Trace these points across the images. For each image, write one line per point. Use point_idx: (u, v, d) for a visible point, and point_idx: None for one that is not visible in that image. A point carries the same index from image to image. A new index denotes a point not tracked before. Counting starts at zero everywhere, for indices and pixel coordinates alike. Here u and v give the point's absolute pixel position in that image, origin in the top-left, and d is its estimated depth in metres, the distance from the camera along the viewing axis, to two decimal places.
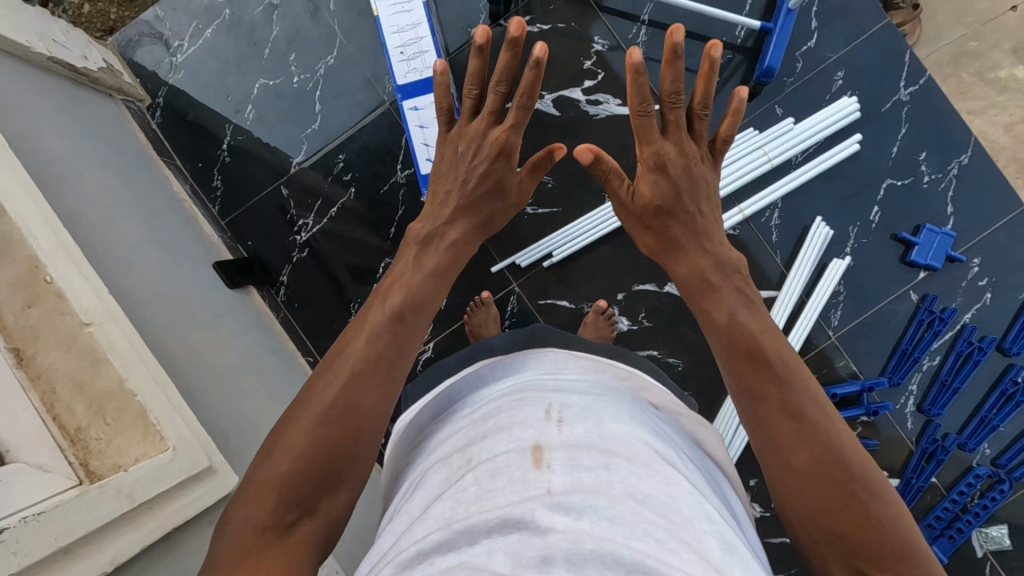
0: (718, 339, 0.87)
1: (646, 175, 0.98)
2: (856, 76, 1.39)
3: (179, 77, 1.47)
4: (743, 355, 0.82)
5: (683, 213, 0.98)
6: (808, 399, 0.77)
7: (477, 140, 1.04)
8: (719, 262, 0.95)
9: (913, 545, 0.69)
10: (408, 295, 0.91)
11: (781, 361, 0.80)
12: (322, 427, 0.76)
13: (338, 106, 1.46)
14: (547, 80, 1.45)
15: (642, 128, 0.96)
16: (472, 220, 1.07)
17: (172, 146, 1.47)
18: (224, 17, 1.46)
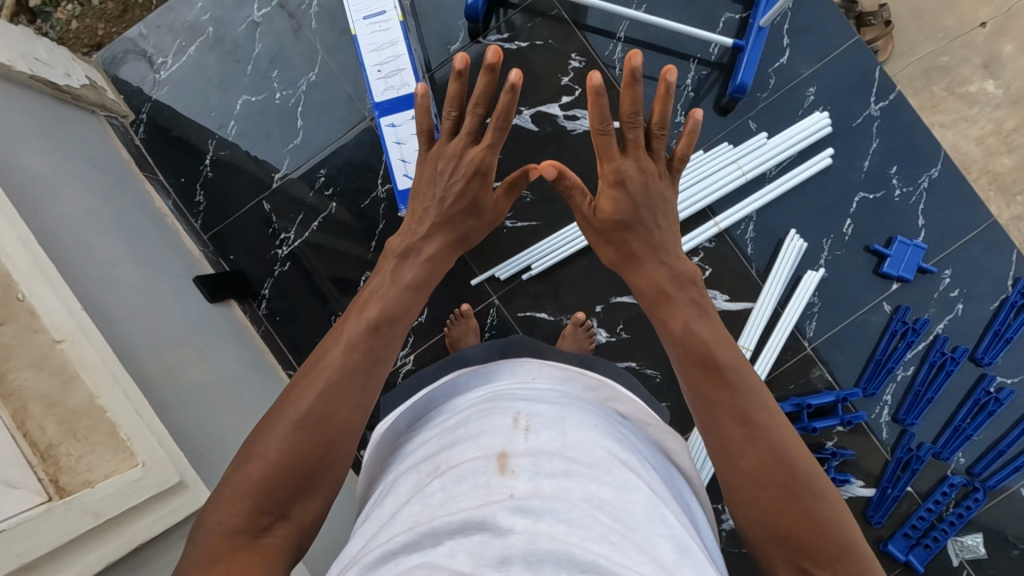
0: (675, 347, 0.90)
1: (606, 191, 1.03)
2: (828, 91, 1.42)
3: (163, 93, 1.49)
4: (699, 363, 0.85)
5: (642, 228, 1.02)
6: (757, 405, 0.80)
7: (454, 160, 1.06)
8: (677, 275, 0.98)
9: (855, 546, 0.71)
10: (385, 307, 0.93)
11: (733, 368, 0.83)
12: (296, 435, 0.77)
13: (320, 121, 1.48)
14: (525, 96, 1.48)
15: (602, 146, 1.00)
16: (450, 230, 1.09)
17: (155, 161, 1.48)
18: (207, 35, 1.48)
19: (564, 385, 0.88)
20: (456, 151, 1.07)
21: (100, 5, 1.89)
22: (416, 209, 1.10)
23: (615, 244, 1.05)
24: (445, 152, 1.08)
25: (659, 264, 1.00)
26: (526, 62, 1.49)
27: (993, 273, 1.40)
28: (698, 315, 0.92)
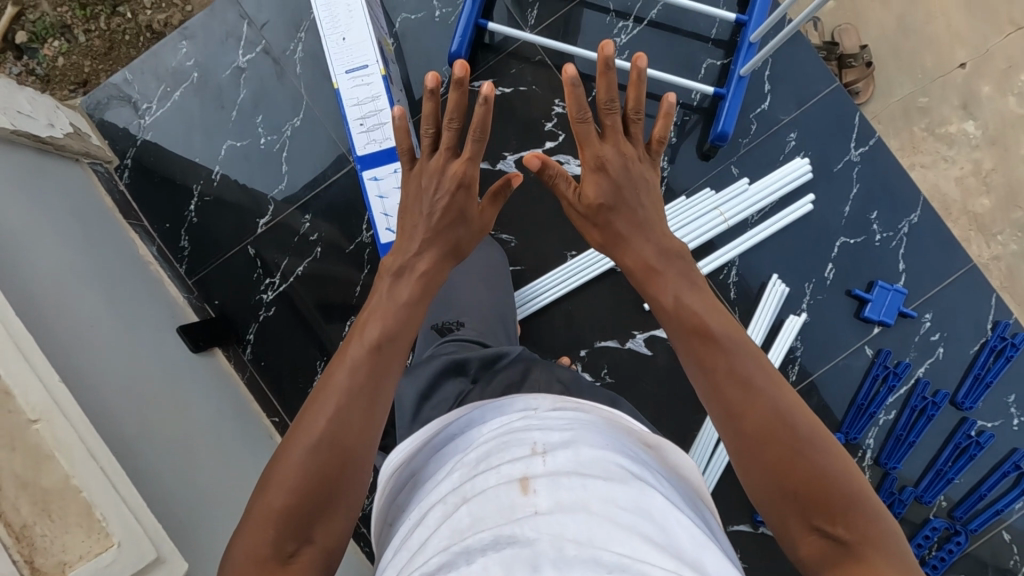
0: (671, 319, 0.88)
1: (590, 177, 1.03)
2: (809, 137, 1.44)
3: (148, 139, 1.49)
4: (694, 334, 0.84)
5: (628, 208, 1.01)
6: (754, 367, 0.79)
7: (437, 176, 1.03)
8: (664, 254, 0.96)
9: (863, 498, 0.71)
10: (388, 319, 0.90)
11: (727, 335, 0.82)
12: (311, 459, 0.76)
13: (305, 165, 1.48)
14: (510, 141, 1.48)
15: (580, 134, 1.02)
16: (446, 241, 1.06)
17: (141, 207, 1.49)
18: (192, 80, 1.49)
19: (586, 407, 0.78)
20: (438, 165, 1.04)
21: (87, 43, 1.89)
22: (412, 211, 1.05)
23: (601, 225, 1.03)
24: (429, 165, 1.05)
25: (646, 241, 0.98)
26: (510, 107, 1.48)
27: (972, 316, 1.42)
28: (690, 290, 0.91)
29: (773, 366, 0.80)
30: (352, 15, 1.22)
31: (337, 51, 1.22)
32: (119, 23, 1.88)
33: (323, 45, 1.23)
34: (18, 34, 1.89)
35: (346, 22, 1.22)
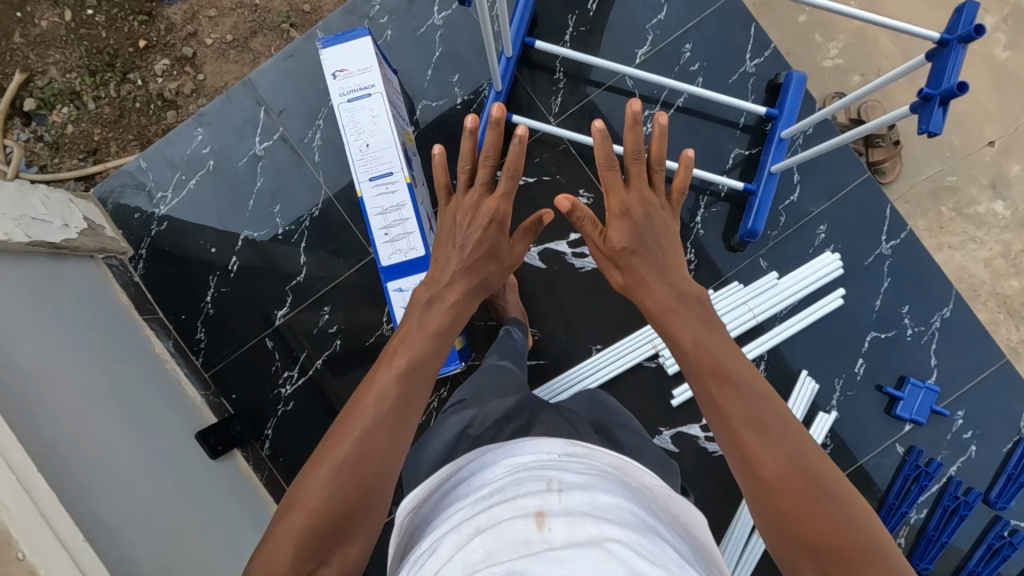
0: (688, 357, 0.88)
1: (614, 221, 1.07)
2: (839, 229, 1.41)
3: (163, 228, 1.46)
4: (710, 376, 0.83)
5: (651, 253, 1.03)
6: (769, 412, 0.77)
7: (472, 209, 1.08)
8: (681, 294, 0.98)
9: (884, 555, 0.66)
10: (419, 347, 0.91)
11: (741, 376, 0.81)
12: (337, 481, 0.74)
13: (324, 255, 1.45)
14: (533, 231, 1.44)
15: (608, 181, 1.09)
16: (475, 275, 1.07)
17: (156, 298, 1.46)
18: (208, 168, 1.45)
19: (596, 452, 0.77)
20: (475, 200, 1.09)
21: (96, 109, 1.85)
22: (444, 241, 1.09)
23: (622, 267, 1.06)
24: (467, 199, 1.10)
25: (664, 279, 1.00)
26: (532, 198, 1.44)
27: (1006, 414, 1.39)
28: (705, 331, 0.91)
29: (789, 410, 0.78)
30: (377, 123, 1.19)
31: (361, 159, 1.19)
32: (129, 90, 1.84)
33: (346, 152, 1.20)
34: (27, 100, 1.84)
35: (371, 130, 1.19)
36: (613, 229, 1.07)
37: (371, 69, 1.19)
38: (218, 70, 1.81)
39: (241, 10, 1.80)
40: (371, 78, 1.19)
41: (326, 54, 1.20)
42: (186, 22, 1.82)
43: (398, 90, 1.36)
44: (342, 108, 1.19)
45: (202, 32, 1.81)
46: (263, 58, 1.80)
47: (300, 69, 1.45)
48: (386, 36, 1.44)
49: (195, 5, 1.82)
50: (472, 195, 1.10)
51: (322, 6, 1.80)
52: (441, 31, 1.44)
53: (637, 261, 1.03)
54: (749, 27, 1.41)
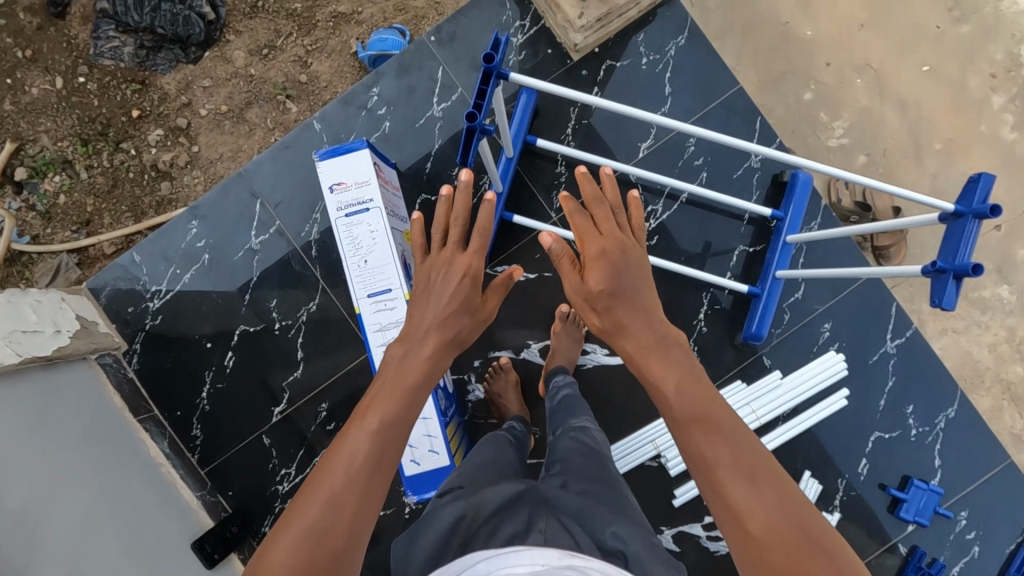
0: (673, 404, 0.83)
1: (592, 252, 0.99)
2: (844, 327, 1.39)
3: (157, 322, 1.44)
4: (693, 424, 0.80)
5: (629, 292, 0.97)
6: (752, 459, 0.75)
7: (447, 267, 0.97)
8: (661, 340, 0.92)
9: None
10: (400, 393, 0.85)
11: (724, 423, 0.78)
12: (303, 546, 0.67)
13: (321, 350, 1.43)
14: (534, 328, 1.42)
15: (576, 219, 1.04)
16: (449, 328, 0.95)
17: (151, 394, 1.44)
18: (202, 262, 1.43)
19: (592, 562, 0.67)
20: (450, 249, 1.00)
21: (89, 179, 1.81)
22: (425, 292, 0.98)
23: (601, 308, 0.97)
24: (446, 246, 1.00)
25: (642, 321, 0.94)
26: (534, 295, 1.42)
27: (1009, 515, 1.38)
28: (685, 375, 0.87)
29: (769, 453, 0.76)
30: (375, 238, 1.17)
31: (359, 274, 1.18)
32: (122, 160, 1.81)
33: (344, 267, 1.18)
34: (17, 169, 1.79)
35: (369, 245, 1.17)
36: (589, 264, 0.99)
37: (370, 183, 1.17)
38: (212, 142, 1.77)
39: (236, 81, 1.77)
40: (370, 191, 1.17)
41: (323, 167, 1.17)
42: (181, 92, 1.78)
43: (396, 189, 1.33)
44: (340, 222, 1.18)
45: (197, 102, 1.78)
46: (258, 130, 1.77)
47: (296, 161, 1.42)
48: (384, 128, 1.42)
49: (188, 75, 1.78)
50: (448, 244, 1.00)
51: (319, 76, 1.77)
52: (441, 123, 1.42)
53: (617, 298, 0.96)
54: (753, 122, 1.39)
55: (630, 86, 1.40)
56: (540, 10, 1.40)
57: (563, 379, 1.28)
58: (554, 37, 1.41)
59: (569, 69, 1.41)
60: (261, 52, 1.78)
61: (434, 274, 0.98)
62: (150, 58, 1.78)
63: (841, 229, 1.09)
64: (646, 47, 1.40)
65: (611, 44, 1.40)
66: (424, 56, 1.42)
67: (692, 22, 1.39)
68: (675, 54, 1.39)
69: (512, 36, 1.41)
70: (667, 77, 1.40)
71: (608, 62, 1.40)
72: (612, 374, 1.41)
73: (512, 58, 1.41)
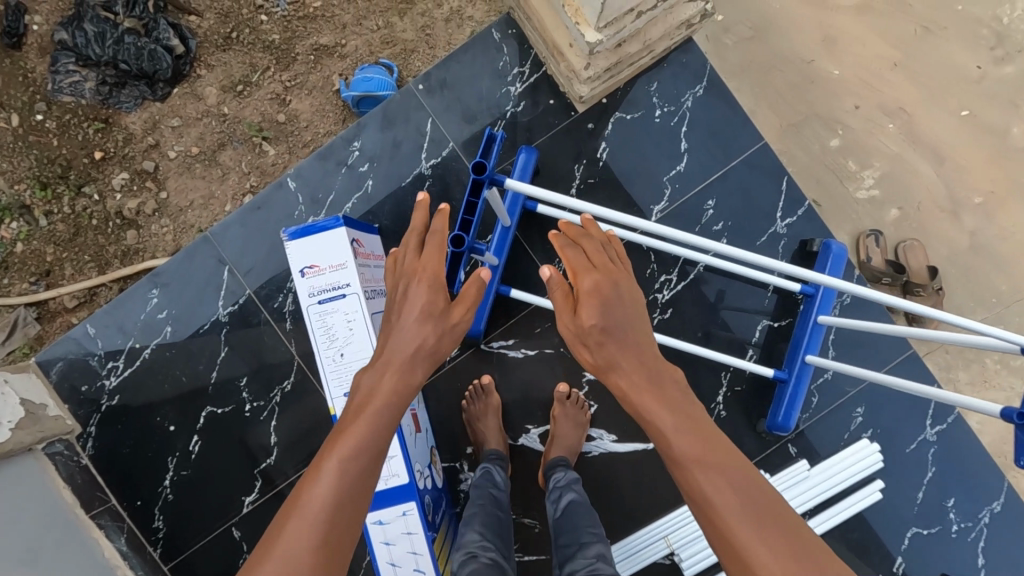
0: (672, 441, 0.72)
1: (587, 283, 0.84)
2: (878, 411, 1.25)
3: (115, 402, 1.29)
4: (696, 467, 0.68)
5: (624, 324, 0.82)
6: (763, 506, 0.65)
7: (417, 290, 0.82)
8: (655, 372, 0.79)
9: None
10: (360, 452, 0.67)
11: (730, 466, 0.68)
12: None
13: (296, 434, 1.28)
14: (533, 410, 1.28)
15: (562, 246, 0.90)
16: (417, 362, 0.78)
17: (108, 481, 1.30)
18: (165, 336, 1.29)
19: None
20: (417, 267, 0.85)
21: (49, 227, 1.64)
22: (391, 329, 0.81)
23: (592, 344, 0.81)
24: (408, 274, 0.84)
25: (633, 350, 0.81)
26: (533, 373, 1.28)
27: None
28: (681, 407, 0.75)
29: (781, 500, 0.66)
30: (353, 327, 1.03)
31: (335, 369, 1.03)
32: (84, 205, 1.64)
33: (317, 361, 1.04)
34: None
35: (346, 336, 1.03)
36: (582, 296, 0.84)
37: (347, 265, 1.03)
38: (182, 187, 1.62)
39: (207, 120, 1.62)
40: (347, 274, 1.03)
41: (293, 247, 1.02)
42: (148, 132, 1.63)
43: (379, 259, 1.19)
44: (312, 311, 1.03)
45: (165, 144, 1.63)
46: (232, 175, 1.62)
47: (270, 223, 1.28)
48: (367, 187, 1.28)
49: (155, 113, 1.63)
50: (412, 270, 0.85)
51: (298, 115, 1.62)
52: (430, 182, 1.27)
53: (612, 331, 0.81)
54: (780, 182, 1.24)
55: (641, 141, 1.25)
56: (540, 55, 1.26)
57: (564, 475, 1.14)
58: (557, 86, 1.26)
59: (574, 122, 1.26)
60: (235, 88, 1.62)
61: (399, 308, 0.82)
62: (114, 95, 1.62)
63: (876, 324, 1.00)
64: (660, 98, 1.25)
65: (620, 94, 1.26)
66: (412, 106, 1.27)
67: (711, 70, 1.24)
68: (693, 105, 1.25)
69: (510, 84, 1.27)
70: (683, 131, 1.25)
71: (617, 114, 1.26)
72: (620, 464, 1.26)
73: (510, 109, 1.27)
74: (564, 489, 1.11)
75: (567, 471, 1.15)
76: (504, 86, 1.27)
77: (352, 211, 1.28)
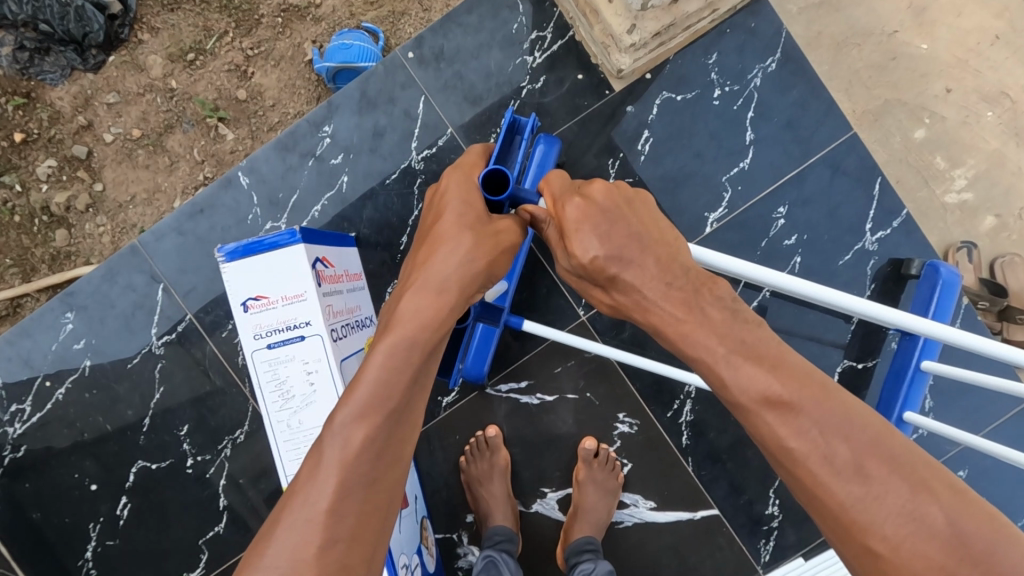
0: (727, 378, 0.53)
1: (570, 215, 0.65)
2: (984, 477, 0.99)
3: (20, 455, 1.02)
4: (762, 404, 0.51)
5: (642, 252, 0.62)
6: (860, 432, 0.48)
7: (431, 247, 0.65)
8: (719, 315, 0.57)
9: None
10: (374, 439, 0.53)
11: (803, 388, 0.50)
12: None
13: (251, 498, 1.02)
14: (549, 469, 1.02)
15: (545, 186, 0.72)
16: (431, 314, 0.60)
17: (13, 553, 1.03)
18: (83, 372, 1.01)
19: None
20: (435, 228, 0.68)
21: None
22: (407, 283, 0.64)
23: (604, 278, 0.64)
24: (433, 227, 0.68)
25: (652, 269, 0.62)
26: (550, 423, 1.02)
27: None
28: (727, 323, 0.56)
29: (871, 414, 0.50)
30: (314, 381, 0.76)
31: (290, 437, 0.76)
32: (2, 199, 1.33)
33: (266, 426, 0.77)
34: None
35: (305, 394, 0.76)
36: (568, 230, 0.65)
37: (306, 297, 0.75)
38: (121, 178, 1.33)
39: (152, 96, 1.32)
40: (305, 310, 0.75)
41: (229, 274, 0.74)
42: (78, 110, 1.33)
43: (356, 279, 0.92)
44: (258, 359, 0.75)
45: (100, 125, 1.33)
46: (182, 164, 1.32)
47: (216, 231, 1.00)
48: (341, 184, 1.00)
49: (87, 88, 1.33)
50: (436, 223, 0.68)
51: (262, 92, 1.32)
52: (421, 179, 0.99)
53: (624, 263, 0.63)
54: (872, 184, 0.97)
55: (693, 130, 0.98)
56: (567, 16, 0.97)
57: (594, 569, 0.90)
58: (587, 57, 0.98)
59: (608, 104, 0.98)
60: (185, 57, 1.33)
61: (424, 263, 0.64)
62: (35, 64, 1.32)
63: (971, 372, 0.74)
64: (719, 73, 0.97)
65: (668, 68, 0.98)
66: (398, 81, 0.99)
67: (786, 38, 0.97)
68: (762, 84, 0.97)
69: (526, 53, 0.98)
70: (749, 117, 0.97)
71: (664, 94, 0.98)
72: (659, 539, 1.00)
73: (525, 86, 0.98)
74: None
75: (598, 562, 0.91)
76: (519, 56, 0.98)
77: (322, 217, 1.00)
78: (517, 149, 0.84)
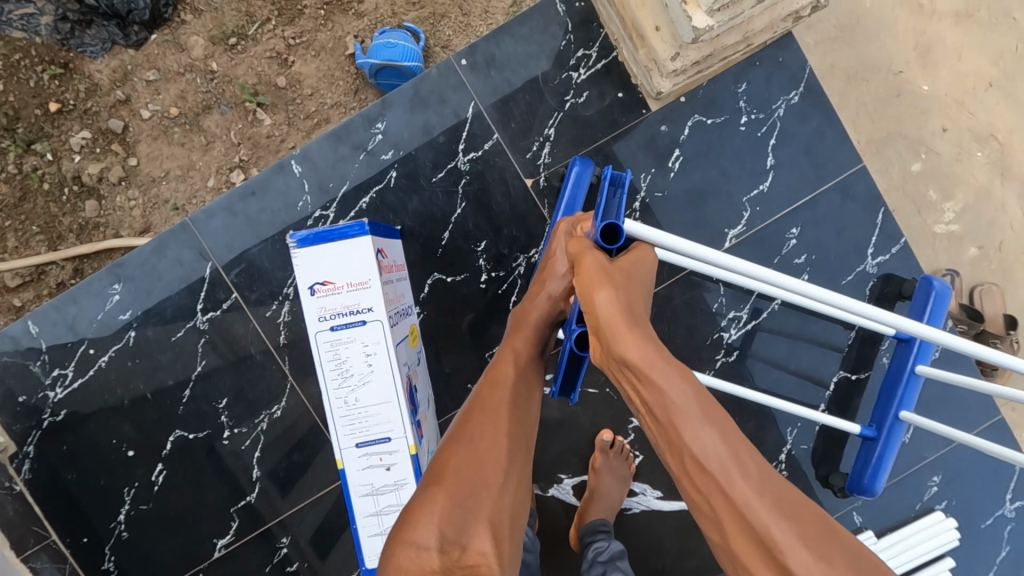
0: (663, 396, 0.61)
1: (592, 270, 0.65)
2: (955, 482, 1.11)
3: (60, 418, 1.06)
4: (686, 423, 0.61)
5: (628, 306, 0.64)
6: (741, 448, 0.61)
7: (544, 275, 0.84)
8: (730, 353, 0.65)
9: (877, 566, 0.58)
10: (521, 373, 0.75)
11: (710, 412, 0.62)
12: (466, 478, 0.63)
13: (285, 470, 1.08)
14: (567, 456, 1.10)
15: (589, 255, 0.67)
16: (548, 317, 0.81)
17: (47, 513, 1.06)
18: (127, 341, 1.05)
19: None
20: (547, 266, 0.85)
21: None
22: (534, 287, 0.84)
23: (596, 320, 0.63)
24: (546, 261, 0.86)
25: (637, 313, 0.65)
26: (570, 414, 1.10)
27: None
28: (713, 412, 0.63)
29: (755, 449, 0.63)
30: (373, 362, 0.82)
31: (346, 413, 0.82)
32: (33, 166, 1.32)
33: (324, 401, 0.83)
34: None
35: (363, 373, 0.82)
36: (589, 282, 0.64)
37: (370, 284, 0.81)
38: (156, 154, 1.34)
39: (191, 75, 1.33)
40: (368, 297, 0.81)
41: (300, 259, 0.80)
42: (116, 84, 1.33)
43: (399, 270, 0.98)
44: (321, 339, 0.81)
45: (137, 100, 1.33)
46: (217, 144, 1.34)
47: (266, 214, 1.05)
48: (389, 178, 1.05)
49: (128, 63, 1.33)
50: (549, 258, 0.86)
51: (302, 80, 1.35)
52: (467, 179, 1.05)
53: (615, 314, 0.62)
54: (876, 213, 1.07)
55: (721, 151, 1.06)
56: (612, 37, 1.04)
57: (608, 547, 0.98)
58: (628, 76, 1.05)
59: (644, 121, 1.06)
60: (227, 40, 1.34)
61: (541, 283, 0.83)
62: (76, 36, 1.31)
63: (954, 376, 0.86)
64: (747, 102, 1.06)
65: (701, 92, 1.05)
66: (449, 84, 1.05)
67: (810, 74, 1.06)
68: (785, 114, 1.06)
69: (573, 69, 1.05)
70: (771, 144, 1.06)
71: (696, 117, 1.06)
72: (664, 526, 1.09)
73: (570, 99, 1.05)
74: (609, 567, 0.96)
75: (611, 542, 0.99)
76: (565, 70, 1.05)
77: (369, 208, 1.05)
78: (616, 202, 0.80)
